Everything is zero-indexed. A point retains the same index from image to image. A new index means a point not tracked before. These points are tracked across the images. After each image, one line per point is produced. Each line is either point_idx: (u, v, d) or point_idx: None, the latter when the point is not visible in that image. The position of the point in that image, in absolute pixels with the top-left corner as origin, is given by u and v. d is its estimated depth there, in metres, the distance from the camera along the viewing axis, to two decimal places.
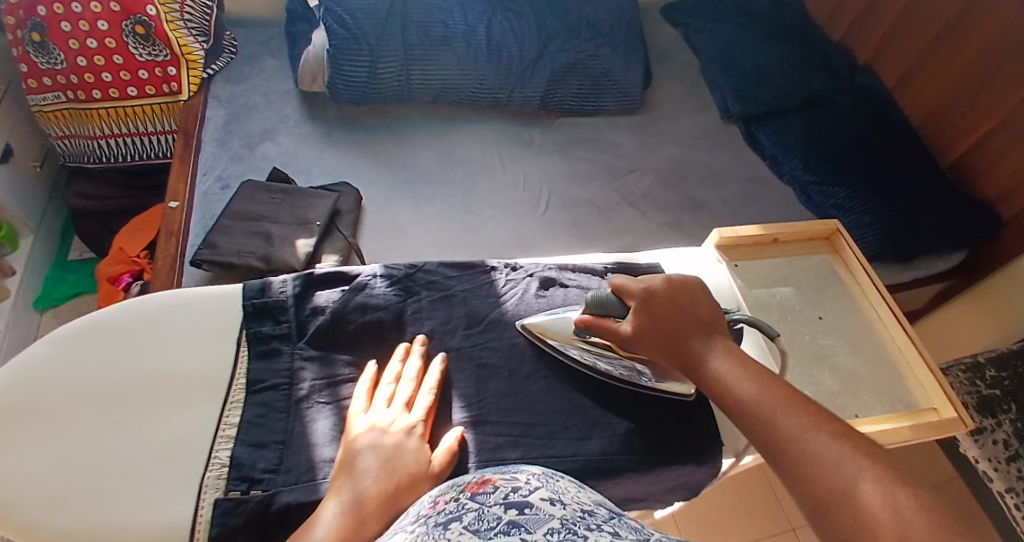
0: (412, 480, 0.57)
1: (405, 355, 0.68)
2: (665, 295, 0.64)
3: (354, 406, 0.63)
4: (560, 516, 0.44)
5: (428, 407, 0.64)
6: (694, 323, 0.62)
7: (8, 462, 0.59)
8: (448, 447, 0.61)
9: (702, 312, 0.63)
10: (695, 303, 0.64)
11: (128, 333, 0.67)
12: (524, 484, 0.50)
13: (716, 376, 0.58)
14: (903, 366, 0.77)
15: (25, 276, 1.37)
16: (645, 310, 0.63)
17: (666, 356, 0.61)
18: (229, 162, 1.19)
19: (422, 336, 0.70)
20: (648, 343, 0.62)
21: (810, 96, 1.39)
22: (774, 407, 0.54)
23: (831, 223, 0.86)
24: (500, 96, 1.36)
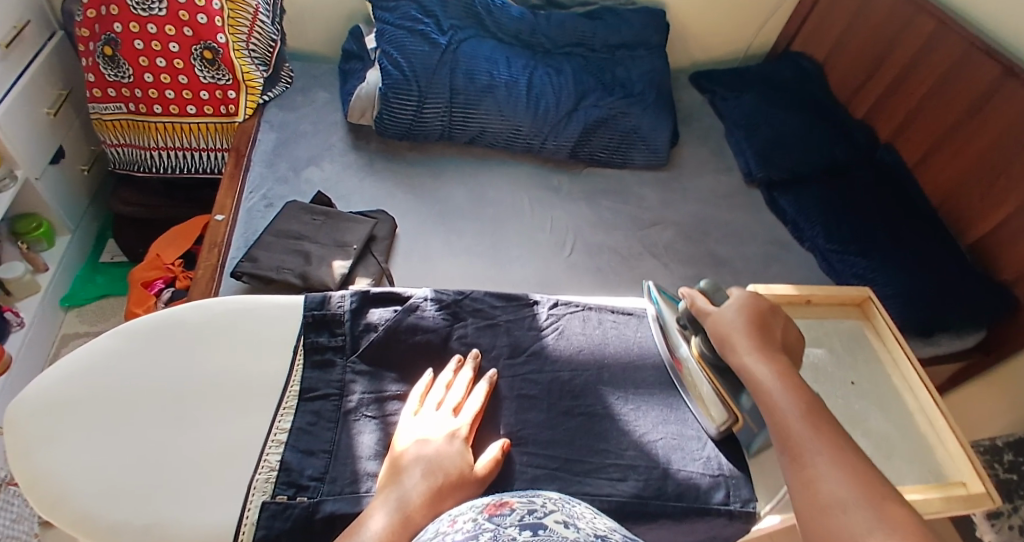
0: (452, 494, 0.58)
1: (455, 367, 0.72)
2: (765, 303, 0.69)
3: (407, 407, 0.67)
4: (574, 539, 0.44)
5: (476, 415, 0.67)
6: (773, 334, 0.66)
7: (66, 449, 0.61)
8: (493, 456, 0.64)
9: (787, 335, 0.67)
10: (783, 331, 0.68)
11: (192, 334, 0.71)
12: (540, 506, 0.51)
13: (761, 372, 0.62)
14: (931, 437, 0.78)
15: (57, 273, 1.39)
16: (733, 310, 0.68)
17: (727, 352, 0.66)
18: (275, 183, 1.24)
19: (475, 351, 0.74)
20: (723, 326, 0.67)
21: (831, 168, 1.45)
22: (804, 422, 0.56)
23: (864, 289, 0.88)
24: (535, 143, 1.41)
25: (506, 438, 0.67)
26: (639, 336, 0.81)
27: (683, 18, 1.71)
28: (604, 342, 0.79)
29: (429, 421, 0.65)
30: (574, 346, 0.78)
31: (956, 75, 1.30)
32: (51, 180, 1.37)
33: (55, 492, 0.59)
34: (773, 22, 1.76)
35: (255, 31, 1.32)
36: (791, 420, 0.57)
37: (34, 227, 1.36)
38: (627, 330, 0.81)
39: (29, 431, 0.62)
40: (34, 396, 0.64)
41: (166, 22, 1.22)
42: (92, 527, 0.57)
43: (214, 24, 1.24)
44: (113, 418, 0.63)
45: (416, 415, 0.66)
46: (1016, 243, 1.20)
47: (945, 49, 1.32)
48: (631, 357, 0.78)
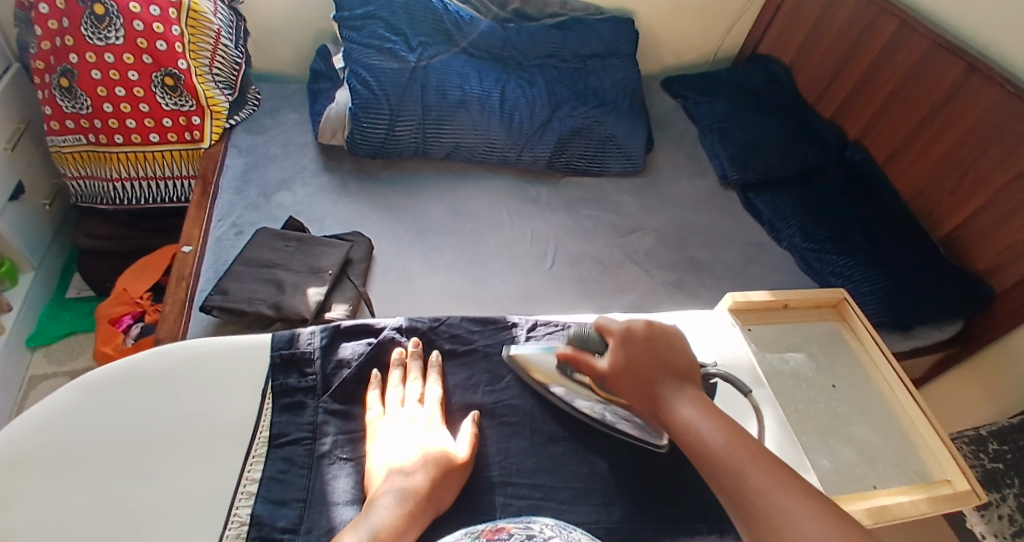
0: (437, 493, 0.60)
1: (401, 363, 0.73)
2: (645, 337, 0.67)
3: (370, 412, 0.68)
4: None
5: (439, 401, 0.70)
6: (671, 369, 0.66)
7: (24, 516, 0.58)
8: (470, 434, 0.67)
9: (679, 360, 0.67)
10: (672, 351, 0.67)
11: (157, 382, 0.68)
12: (537, 532, 0.52)
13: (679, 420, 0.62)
14: (916, 436, 0.78)
15: (22, 312, 1.35)
16: (622, 349, 0.67)
17: (639, 397, 0.65)
18: (245, 209, 1.21)
19: (415, 339, 0.76)
20: (623, 379, 0.66)
21: (805, 167, 1.45)
22: (743, 462, 0.57)
23: (840, 290, 0.87)
24: (509, 155, 1.40)
25: (476, 412, 0.71)
26: None
27: (652, 24, 1.71)
28: None
29: (399, 419, 0.67)
30: None
31: (920, 71, 1.31)
32: (12, 217, 1.33)
33: None
34: (742, 23, 1.77)
35: (218, 56, 1.29)
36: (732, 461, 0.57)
37: None
38: None
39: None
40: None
41: (124, 51, 1.19)
42: None
43: (174, 50, 1.22)
44: (74, 478, 0.61)
45: (383, 417, 0.68)
46: (992, 234, 1.20)
47: (909, 45, 1.33)
48: None
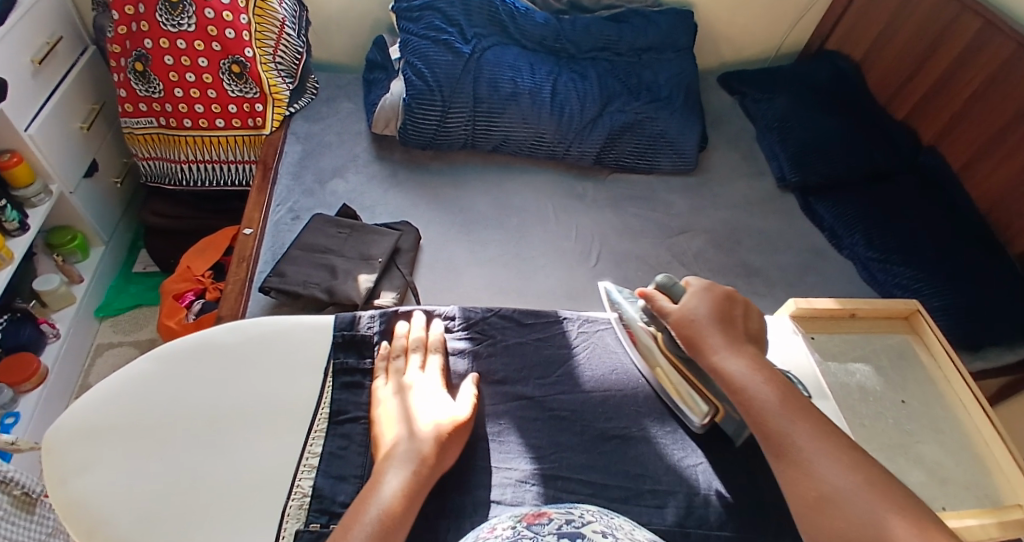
0: (442, 459, 0.59)
1: (403, 336, 0.72)
2: (723, 295, 0.69)
3: (376, 379, 0.68)
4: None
5: (440, 366, 0.69)
6: (737, 328, 0.67)
7: (103, 475, 0.62)
8: (471, 396, 0.66)
9: (746, 324, 0.68)
10: (743, 316, 0.69)
11: (225, 356, 0.70)
12: (578, 516, 0.52)
13: (728, 367, 0.63)
14: (987, 458, 0.75)
15: (91, 285, 1.42)
16: (699, 303, 0.68)
17: (695, 341, 0.66)
18: (302, 195, 1.24)
19: (416, 315, 0.74)
20: (686, 325, 0.67)
21: (867, 172, 1.41)
22: (789, 416, 0.60)
23: (912, 302, 0.85)
24: (558, 150, 1.40)
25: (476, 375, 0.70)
26: None
27: (711, 18, 1.68)
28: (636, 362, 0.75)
29: (398, 383, 0.66)
30: (606, 368, 0.73)
31: (1003, 78, 1.26)
32: (85, 193, 1.39)
33: (92, 519, 0.59)
34: (806, 20, 1.72)
35: (281, 44, 1.32)
36: (780, 420, 0.59)
37: (68, 240, 1.38)
38: None
39: (67, 458, 0.62)
40: (70, 422, 0.65)
41: (195, 37, 1.23)
42: None
43: (241, 38, 1.25)
44: (149, 445, 0.64)
45: (386, 383, 0.67)
46: None
47: (994, 47, 1.28)
48: None
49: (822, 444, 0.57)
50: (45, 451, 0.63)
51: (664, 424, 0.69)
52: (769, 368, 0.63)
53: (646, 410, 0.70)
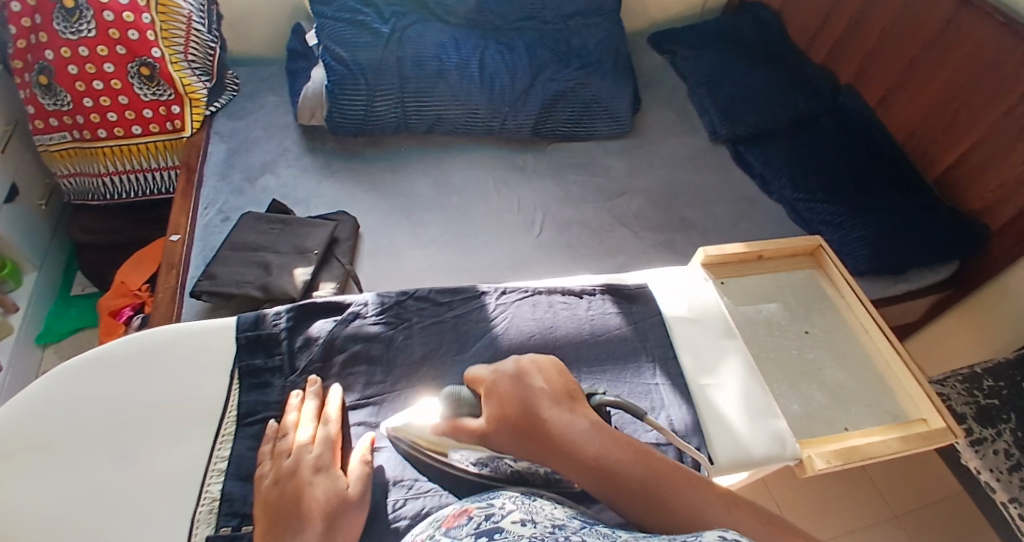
0: (338, 528, 0.56)
1: (298, 405, 0.66)
2: (509, 380, 0.61)
3: (262, 467, 0.62)
4: (530, 535, 0.43)
5: (331, 441, 0.62)
6: (552, 401, 0.59)
7: (12, 493, 0.61)
8: (365, 462, 0.62)
9: (555, 389, 0.61)
10: (546, 382, 0.61)
11: (132, 367, 0.70)
12: (498, 508, 0.49)
13: (586, 451, 0.56)
14: (891, 378, 0.78)
15: (28, 312, 1.39)
16: (497, 401, 0.60)
17: (527, 445, 0.57)
18: (230, 195, 1.23)
19: (314, 377, 0.69)
20: (507, 436, 0.58)
21: (794, 116, 1.43)
22: (666, 481, 0.55)
23: (815, 238, 0.88)
24: (494, 125, 1.40)
25: (372, 435, 0.65)
26: (592, 313, 0.77)
27: None
28: (557, 323, 0.75)
29: (282, 471, 0.59)
30: (525, 334, 0.73)
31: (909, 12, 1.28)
32: (8, 219, 1.36)
33: (3, 535, 0.59)
34: None
35: (191, 41, 1.30)
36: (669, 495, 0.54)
37: None
38: (576, 310, 0.77)
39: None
40: None
41: (97, 43, 1.20)
42: None
43: (146, 39, 1.22)
44: (58, 460, 0.64)
45: (271, 471, 0.60)
46: (982, 176, 1.20)
47: None
48: (585, 337, 0.74)
49: (734, 514, 0.53)
50: None
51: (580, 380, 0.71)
52: (615, 434, 0.58)
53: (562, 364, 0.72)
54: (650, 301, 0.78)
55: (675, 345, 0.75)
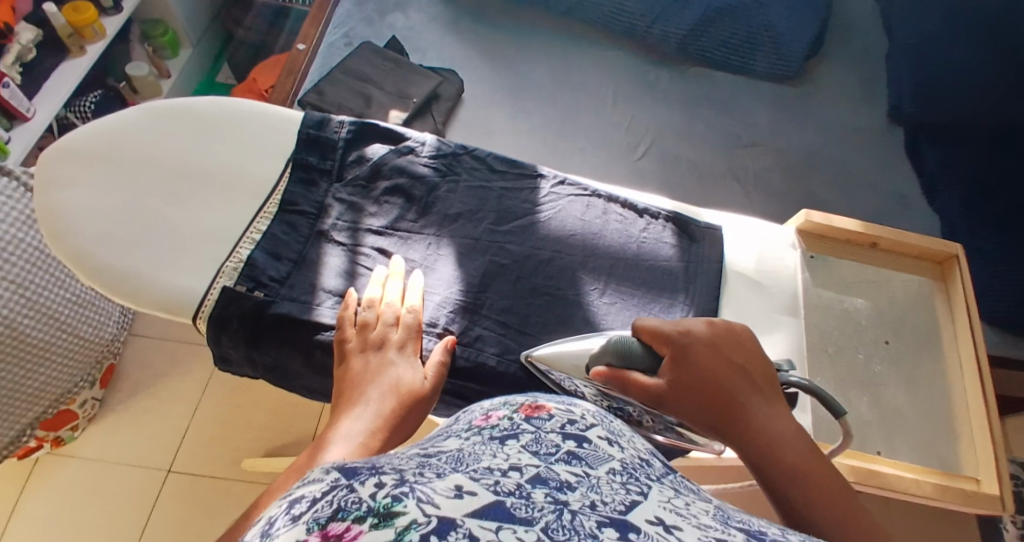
0: (407, 411, 0.51)
1: (378, 283, 0.62)
2: (707, 347, 0.53)
3: (345, 333, 0.58)
4: (623, 457, 0.34)
5: (414, 329, 0.59)
6: (748, 380, 0.52)
7: (75, 193, 0.64)
8: (439, 355, 0.58)
9: (752, 369, 0.53)
10: (745, 358, 0.54)
11: (207, 123, 0.69)
12: (580, 415, 0.40)
13: (759, 436, 0.49)
14: (962, 425, 0.66)
15: (177, 82, 1.51)
16: (680, 366, 0.53)
17: (706, 411, 0.51)
18: (360, 23, 1.23)
19: (396, 259, 0.64)
20: (682, 396, 0.52)
21: (1002, 116, 1.18)
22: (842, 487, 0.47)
23: (952, 245, 0.71)
24: (638, 26, 1.28)
25: (418, 302, 0.61)
26: (646, 236, 0.69)
27: None
28: (603, 232, 0.69)
29: (369, 342, 0.57)
30: (567, 230, 0.68)
31: None
32: None
33: (59, 227, 0.62)
34: None
35: None
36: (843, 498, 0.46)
37: (160, 33, 1.46)
38: (629, 227, 0.69)
39: (49, 171, 0.64)
40: (62, 142, 0.66)
41: None
42: (81, 269, 0.61)
43: None
44: (120, 180, 0.65)
45: (355, 339, 0.57)
46: None
47: None
48: (627, 255, 0.68)
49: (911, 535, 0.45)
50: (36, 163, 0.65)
51: (605, 292, 0.65)
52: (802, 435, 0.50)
53: (590, 269, 0.67)
54: (717, 244, 0.68)
55: (724, 296, 0.67)
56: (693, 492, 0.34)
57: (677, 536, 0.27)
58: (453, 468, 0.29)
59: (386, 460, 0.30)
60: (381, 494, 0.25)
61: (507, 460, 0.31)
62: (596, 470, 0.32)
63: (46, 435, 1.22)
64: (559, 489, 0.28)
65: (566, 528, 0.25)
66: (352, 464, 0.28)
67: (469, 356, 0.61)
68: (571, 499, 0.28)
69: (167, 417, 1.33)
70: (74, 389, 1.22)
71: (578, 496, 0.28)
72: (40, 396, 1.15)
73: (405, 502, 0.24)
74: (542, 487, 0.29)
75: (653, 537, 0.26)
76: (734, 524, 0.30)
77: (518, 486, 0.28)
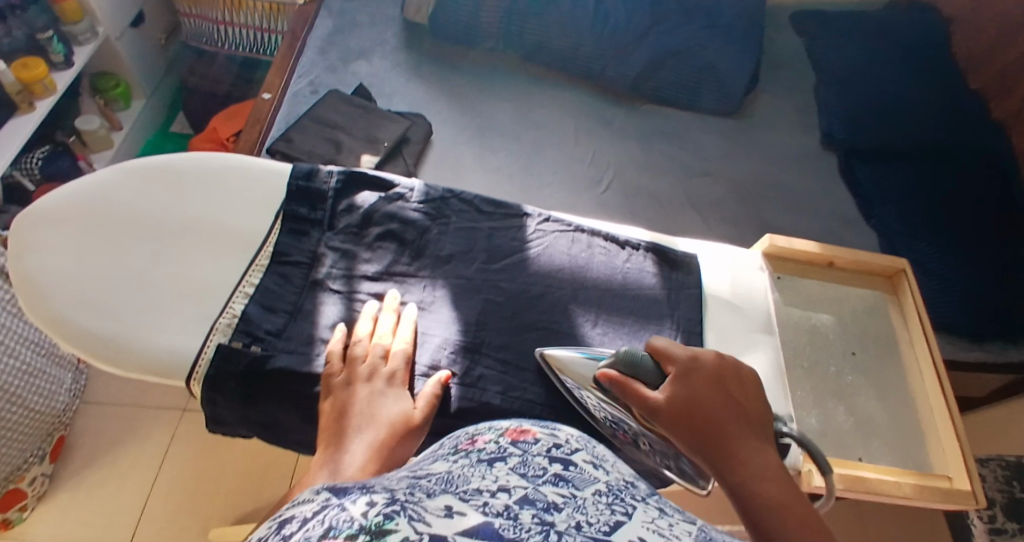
0: (394, 444, 0.54)
1: (371, 317, 0.64)
2: (710, 374, 0.56)
3: (332, 367, 0.60)
4: (607, 479, 0.37)
5: (405, 362, 0.61)
6: (744, 414, 0.54)
7: (56, 256, 0.62)
8: (431, 389, 0.60)
9: (748, 405, 0.55)
10: (744, 394, 0.56)
11: (190, 180, 0.69)
12: (563, 440, 0.43)
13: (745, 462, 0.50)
14: (929, 426, 0.71)
15: (130, 133, 1.48)
16: (684, 382, 0.56)
17: (699, 427, 0.53)
18: (324, 71, 1.26)
19: (393, 294, 0.66)
20: (678, 410, 0.54)
21: (927, 140, 1.30)
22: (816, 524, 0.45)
23: (902, 261, 0.78)
24: (592, 68, 1.35)
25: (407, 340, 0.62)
26: (628, 266, 0.73)
27: None
28: (588, 263, 0.72)
29: (357, 376, 0.59)
30: (554, 265, 0.71)
31: None
32: (131, 43, 1.44)
33: (38, 292, 0.60)
34: None
35: None
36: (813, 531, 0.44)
37: (112, 86, 1.44)
38: (612, 258, 0.73)
39: (26, 235, 0.62)
40: (36, 205, 0.64)
41: None
42: (62, 334, 0.59)
43: None
44: (103, 240, 0.63)
45: (342, 372, 0.59)
46: None
47: None
48: (613, 285, 0.71)
49: None
50: (8, 227, 0.63)
51: (596, 323, 0.69)
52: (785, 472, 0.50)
53: (580, 301, 0.70)
54: (694, 270, 0.73)
55: (706, 319, 0.70)
56: (676, 512, 0.36)
57: None
58: (442, 490, 0.32)
59: (379, 482, 0.32)
60: (371, 512, 0.27)
61: (496, 481, 0.34)
62: (582, 492, 0.35)
63: None
64: (545, 510, 0.31)
65: None
66: (343, 484, 0.31)
67: (474, 395, 0.62)
68: (556, 519, 0.30)
69: None
70: (23, 465, 1.11)
71: (563, 516, 0.31)
72: None
73: (397, 523, 0.26)
74: (529, 509, 0.31)
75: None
76: None
77: (505, 508, 0.30)
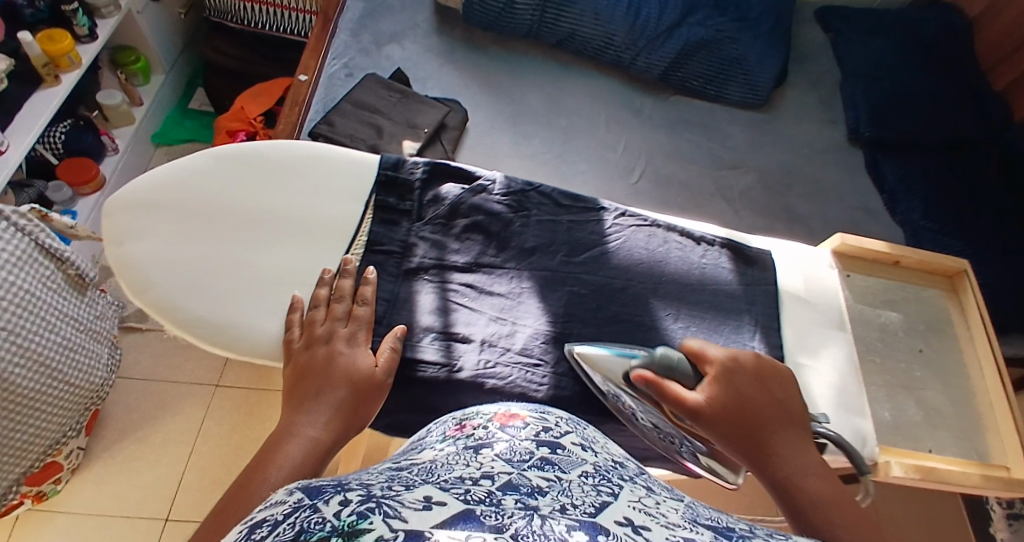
0: (353, 408, 0.54)
1: (333, 279, 0.62)
2: (750, 376, 0.59)
3: (293, 332, 0.59)
4: (595, 462, 0.37)
5: (365, 322, 0.60)
6: (784, 415, 0.58)
7: (154, 242, 0.63)
8: (388, 347, 0.59)
9: (788, 404, 0.59)
10: (784, 395, 0.60)
11: (277, 165, 0.69)
12: (554, 424, 0.43)
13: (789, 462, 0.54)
14: (988, 418, 0.75)
15: (149, 110, 1.44)
16: (723, 383, 0.58)
17: (741, 428, 0.55)
18: (357, 53, 1.24)
19: (347, 257, 0.63)
20: (718, 412, 0.56)
21: (952, 139, 1.33)
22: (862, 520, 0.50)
23: (961, 261, 0.80)
24: (623, 57, 1.35)
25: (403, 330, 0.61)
26: (704, 261, 0.74)
27: None
28: (667, 258, 0.73)
29: (316, 337, 0.58)
30: (634, 259, 0.72)
31: None
32: (151, 17, 1.40)
33: (141, 278, 0.62)
34: None
35: None
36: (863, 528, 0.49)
37: (131, 61, 1.40)
38: (689, 253, 0.74)
39: (124, 221, 0.64)
40: (130, 191, 0.65)
41: None
42: (168, 318, 0.61)
43: None
44: (197, 227, 0.64)
45: (302, 337, 0.59)
46: None
47: None
48: (693, 280, 0.72)
49: None
50: (104, 213, 0.64)
51: (678, 317, 0.70)
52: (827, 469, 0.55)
53: (661, 294, 0.71)
54: (769, 266, 0.74)
55: (783, 316, 0.72)
56: (664, 491, 0.37)
57: (646, 536, 0.29)
58: (421, 482, 0.31)
59: (354, 478, 0.31)
60: (346, 512, 0.26)
61: (480, 470, 0.33)
62: (568, 475, 0.35)
63: (28, 491, 1.11)
64: (531, 496, 0.31)
65: (537, 532, 0.27)
66: (316, 483, 0.30)
67: (570, 384, 0.63)
68: (542, 505, 0.30)
69: (161, 463, 1.23)
70: (61, 441, 1.11)
71: (549, 501, 0.30)
72: (26, 450, 1.03)
73: (372, 521, 0.25)
74: (513, 495, 0.31)
75: (622, 538, 0.28)
76: (703, 523, 0.33)
77: (489, 495, 0.30)
